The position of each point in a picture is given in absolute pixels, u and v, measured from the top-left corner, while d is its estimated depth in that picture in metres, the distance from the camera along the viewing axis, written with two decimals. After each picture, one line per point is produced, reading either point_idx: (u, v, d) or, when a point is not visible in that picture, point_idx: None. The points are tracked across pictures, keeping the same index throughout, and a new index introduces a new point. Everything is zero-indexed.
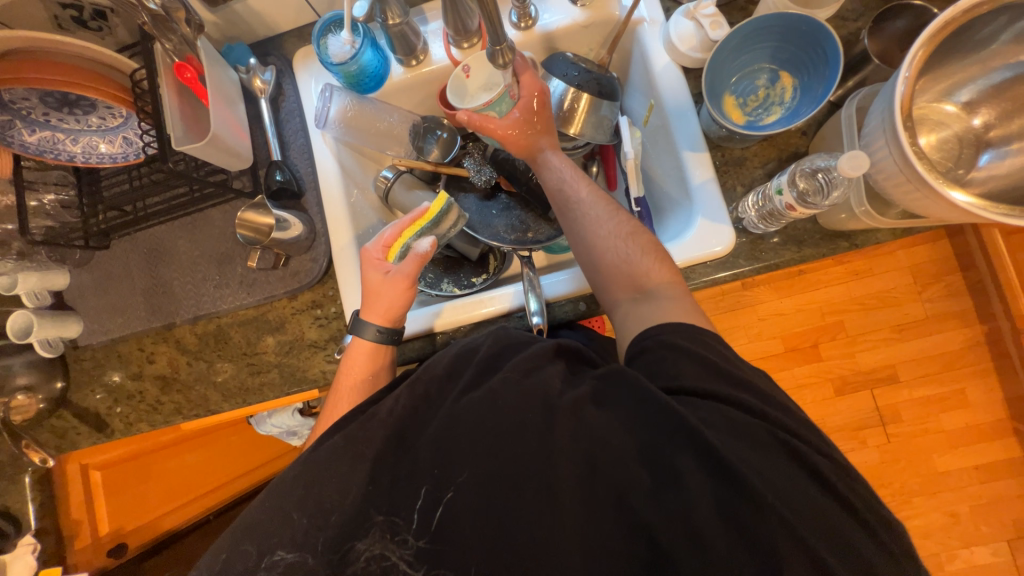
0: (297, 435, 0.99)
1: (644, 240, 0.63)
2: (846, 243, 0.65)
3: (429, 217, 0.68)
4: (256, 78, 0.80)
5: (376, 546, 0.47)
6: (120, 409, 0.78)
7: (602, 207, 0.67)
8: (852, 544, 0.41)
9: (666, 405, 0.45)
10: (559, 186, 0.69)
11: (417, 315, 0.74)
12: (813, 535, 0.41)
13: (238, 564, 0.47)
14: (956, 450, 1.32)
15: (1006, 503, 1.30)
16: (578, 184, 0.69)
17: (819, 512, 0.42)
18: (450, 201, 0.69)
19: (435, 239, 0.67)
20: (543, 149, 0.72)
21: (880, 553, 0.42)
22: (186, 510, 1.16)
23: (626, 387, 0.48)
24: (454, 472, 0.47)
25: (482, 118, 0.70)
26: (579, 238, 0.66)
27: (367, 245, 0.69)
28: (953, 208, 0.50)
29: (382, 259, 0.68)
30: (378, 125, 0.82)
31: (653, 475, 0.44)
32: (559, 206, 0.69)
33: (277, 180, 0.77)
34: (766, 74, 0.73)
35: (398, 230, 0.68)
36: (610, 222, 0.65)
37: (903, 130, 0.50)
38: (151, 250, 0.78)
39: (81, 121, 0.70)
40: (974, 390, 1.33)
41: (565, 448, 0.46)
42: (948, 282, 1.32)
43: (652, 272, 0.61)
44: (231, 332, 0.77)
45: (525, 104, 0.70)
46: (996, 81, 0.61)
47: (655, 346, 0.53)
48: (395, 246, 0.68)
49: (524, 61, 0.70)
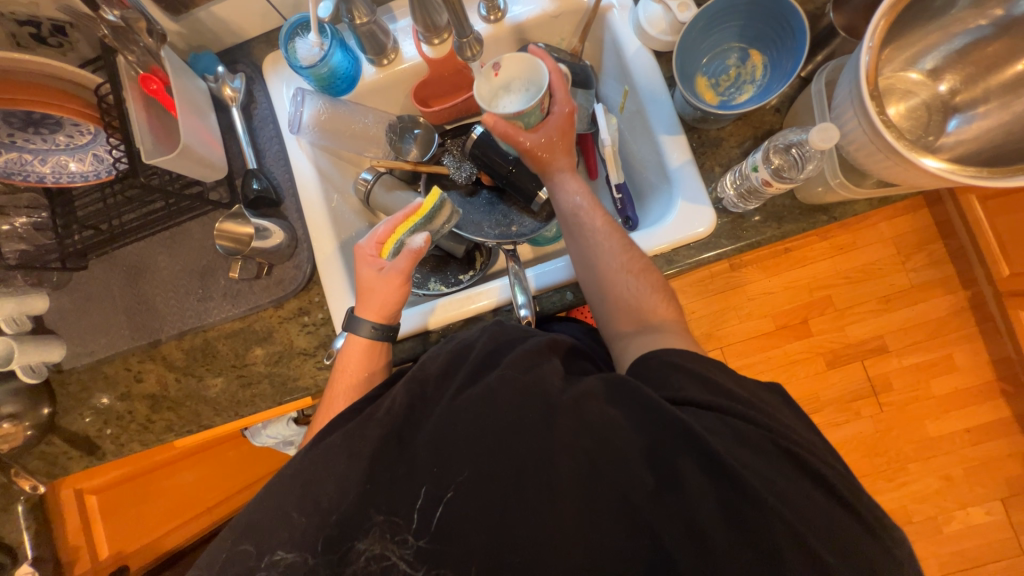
0: (293, 445, 0.98)
1: (653, 278, 0.64)
2: (825, 217, 0.66)
3: (422, 213, 0.67)
4: (226, 86, 0.78)
5: (376, 545, 0.46)
6: (111, 430, 0.77)
7: (615, 240, 0.66)
8: (832, 510, 0.43)
9: (670, 413, 0.45)
10: (575, 212, 0.69)
11: (410, 314, 0.74)
12: (792, 503, 0.42)
13: (238, 565, 0.47)
14: (947, 414, 1.35)
15: (997, 464, 1.33)
16: (595, 211, 0.69)
17: (800, 483, 0.44)
18: (443, 195, 0.68)
19: (429, 235, 0.67)
20: (560, 171, 0.73)
21: (861, 520, 0.43)
22: (190, 525, 1.14)
23: (630, 391, 0.48)
24: (453, 470, 0.47)
25: (509, 126, 0.68)
26: (588, 266, 0.66)
27: (361, 241, 0.69)
28: (926, 174, 0.51)
29: (376, 255, 0.68)
30: (353, 126, 0.81)
31: (656, 474, 0.44)
32: (572, 230, 0.69)
33: (254, 188, 0.76)
34: (736, 53, 0.74)
35: (392, 226, 0.68)
36: (622, 256, 0.65)
37: (870, 100, 0.51)
38: (131, 267, 0.77)
39: (48, 140, 0.68)
40: (961, 354, 1.35)
41: (560, 440, 0.46)
42: (930, 251, 1.34)
43: (658, 310, 0.62)
44: (219, 345, 0.76)
45: (554, 120, 0.70)
46: (958, 46, 0.62)
47: (657, 364, 0.53)
48: (389, 241, 0.68)
49: (559, 75, 0.69)
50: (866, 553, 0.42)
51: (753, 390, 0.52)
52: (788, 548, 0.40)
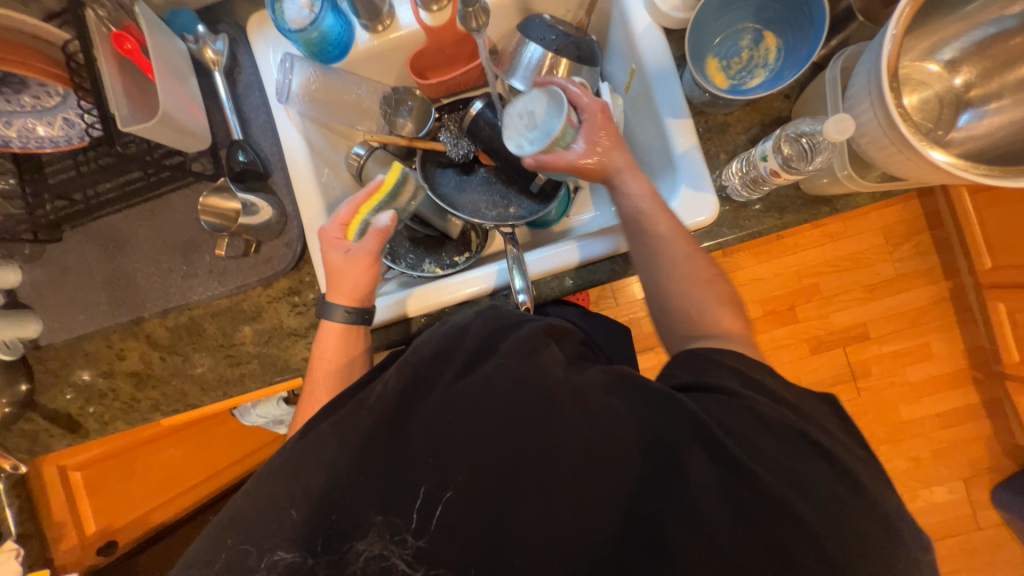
0: (284, 423, 0.98)
1: (721, 290, 0.60)
2: (827, 209, 0.66)
3: (386, 189, 0.65)
4: (207, 48, 0.73)
5: (375, 546, 0.45)
6: (93, 408, 0.74)
7: (681, 246, 0.60)
8: (859, 512, 0.41)
9: (697, 417, 0.44)
10: (636, 216, 0.62)
11: (383, 303, 0.71)
12: (806, 501, 0.41)
13: (238, 565, 0.45)
14: (920, 400, 1.40)
15: (962, 446, 1.40)
16: (657, 218, 0.61)
17: (813, 472, 0.43)
18: (405, 171, 0.67)
19: (394, 213, 0.65)
20: (619, 168, 0.64)
21: (883, 522, 0.41)
22: (180, 500, 1.15)
23: (642, 389, 0.47)
24: (453, 470, 0.45)
25: (553, 155, 0.64)
26: (651, 276, 0.61)
27: (325, 225, 0.66)
28: (932, 168, 0.50)
29: (341, 237, 0.65)
30: (345, 97, 0.77)
31: (657, 468, 0.44)
32: (634, 239, 0.62)
33: (240, 161, 0.73)
34: (750, 34, 0.71)
35: (354, 206, 0.65)
36: (687, 265, 0.60)
37: (889, 90, 0.49)
38: (108, 240, 0.73)
39: (13, 101, 0.63)
40: (939, 344, 1.39)
41: (565, 442, 0.45)
42: (917, 241, 1.36)
43: (676, 280, 0.60)
44: (205, 324, 0.74)
45: (590, 124, 0.64)
46: (980, 38, 0.61)
47: (702, 358, 0.52)
48: (353, 223, 0.65)
49: (575, 85, 0.65)
50: (884, 555, 0.41)
51: (771, 378, 0.51)
52: (791, 548, 0.40)
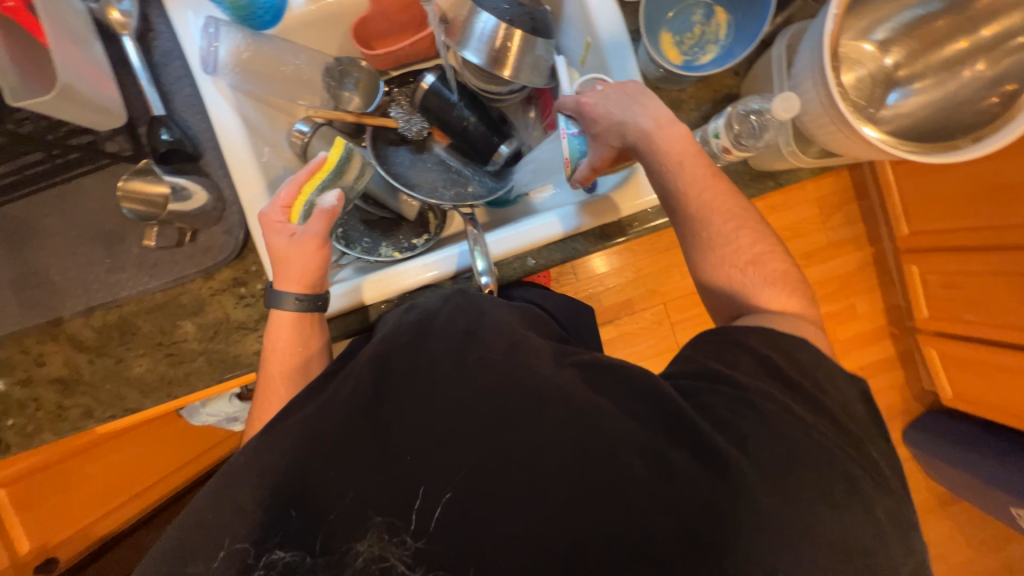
0: (238, 420, 0.93)
1: (771, 271, 0.57)
2: (772, 182, 0.69)
3: (330, 166, 0.62)
4: (111, 7, 0.64)
5: (376, 546, 0.43)
6: (12, 421, 0.65)
7: (722, 221, 0.57)
8: (853, 472, 0.43)
9: (682, 413, 0.45)
10: (674, 197, 0.58)
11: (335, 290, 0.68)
12: (796, 474, 0.42)
13: (234, 566, 0.43)
14: (848, 354, 1.55)
15: (881, 392, 1.58)
16: (689, 195, 0.58)
17: (810, 433, 0.44)
18: (350, 146, 0.65)
19: (341, 192, 0.61)
20: (644, 133, 0.57)
21: (867, 476, 0.44)
22: (131, 507, 1.07)
23: (627, 379, 0.48)
24: (450, 467, 0.45)
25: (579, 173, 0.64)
26: (694, 259, 0.60)
27: (264, 208, 0.61)
28: (866, 144, 0.54)
29: (285, 220, 0.61)
30: (282, 68, 0.72)
31: (651, 470, 0.44)
32: (677, 221, 0.60)
33: (164, 139, 0.64)
34: (701, 9, 0.72)
35: (297, 185, 0.61)
36: (726, 246, 0.57)
37: (830, 70, 0.52)
38: (10, 232, 0.65)
39: None
40: (863, 304, 1.54)
41: (551, 443, 0.45)
42: (847, 211, 1.48)
43: (706, 265, 0.59)
44: (138, 322, 0.67)
45: (591, 115, 0.61)
46: (905, 20, 0.65)
47: (722, 337, 0.51)
48: (297, 205, 0.61)
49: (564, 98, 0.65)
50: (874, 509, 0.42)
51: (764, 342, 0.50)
52: (782, 520, 0.41)
